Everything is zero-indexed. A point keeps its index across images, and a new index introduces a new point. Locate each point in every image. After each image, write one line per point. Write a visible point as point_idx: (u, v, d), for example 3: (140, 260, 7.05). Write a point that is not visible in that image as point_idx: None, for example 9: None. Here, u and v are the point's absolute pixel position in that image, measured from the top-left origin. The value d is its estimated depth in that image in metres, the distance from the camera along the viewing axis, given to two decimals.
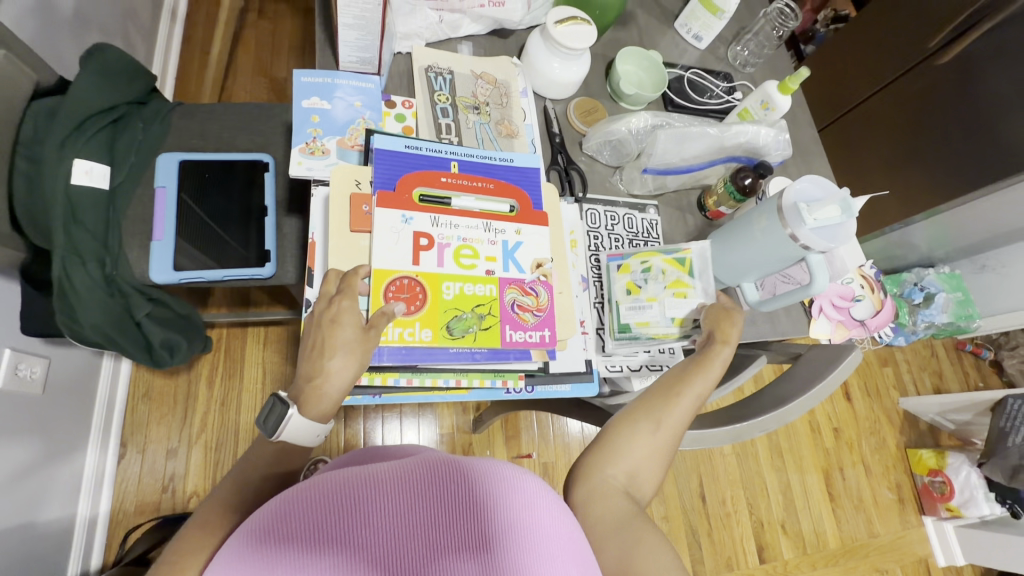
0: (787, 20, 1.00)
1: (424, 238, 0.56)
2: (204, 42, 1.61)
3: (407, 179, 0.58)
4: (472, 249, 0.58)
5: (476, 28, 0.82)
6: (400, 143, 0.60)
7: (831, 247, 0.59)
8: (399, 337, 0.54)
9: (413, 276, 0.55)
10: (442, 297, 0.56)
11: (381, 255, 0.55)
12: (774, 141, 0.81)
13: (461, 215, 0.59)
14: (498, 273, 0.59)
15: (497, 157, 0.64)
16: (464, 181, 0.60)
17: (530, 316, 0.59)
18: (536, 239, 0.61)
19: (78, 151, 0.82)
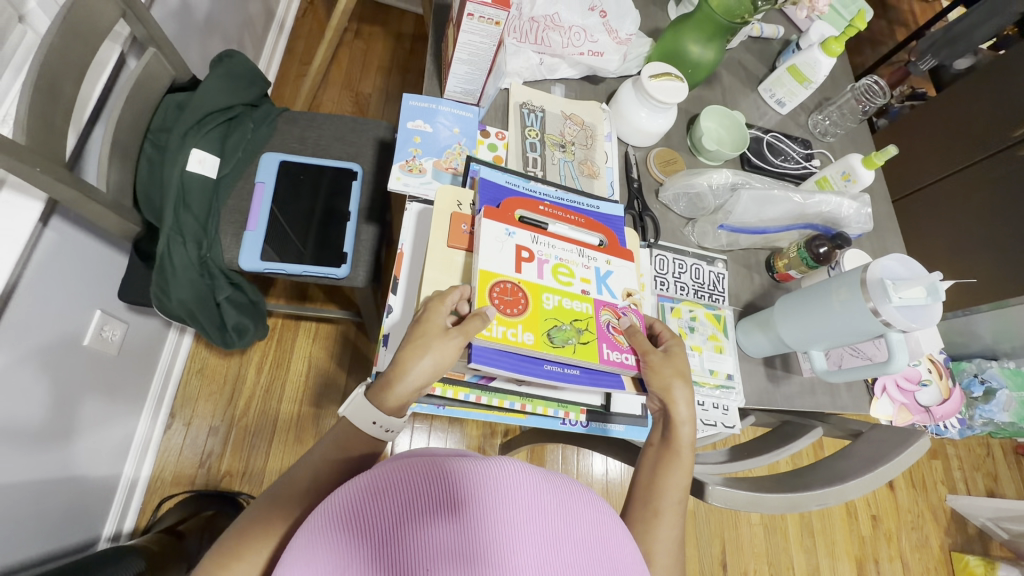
0: (875, 95, 1.00)
1: (526, 251, 0.59)
2: (304, 54, 1.76)
3: (511, 200, 0.62)
4: (569, 269, 0.61)
5: (571, 73, 0.87)
6: (502, 177, 0.66)
7: (913, 328, 0.59)
8: (503, 336, 0.55)
9: (515, 282, 0.57)
10: (543, 306, 0.58)
11: (488, 260, 0.57)
12: (855, 215, 0.81)
13: (559, 238, 0.62)
14: (592, 294, 0.61)
15: (585, 201, 0.69)
16: (559, 212, 0.65)
17: (623, 338, 0.61)
18: (625, 271, 0.64)
19: (195, 142, 0.90)
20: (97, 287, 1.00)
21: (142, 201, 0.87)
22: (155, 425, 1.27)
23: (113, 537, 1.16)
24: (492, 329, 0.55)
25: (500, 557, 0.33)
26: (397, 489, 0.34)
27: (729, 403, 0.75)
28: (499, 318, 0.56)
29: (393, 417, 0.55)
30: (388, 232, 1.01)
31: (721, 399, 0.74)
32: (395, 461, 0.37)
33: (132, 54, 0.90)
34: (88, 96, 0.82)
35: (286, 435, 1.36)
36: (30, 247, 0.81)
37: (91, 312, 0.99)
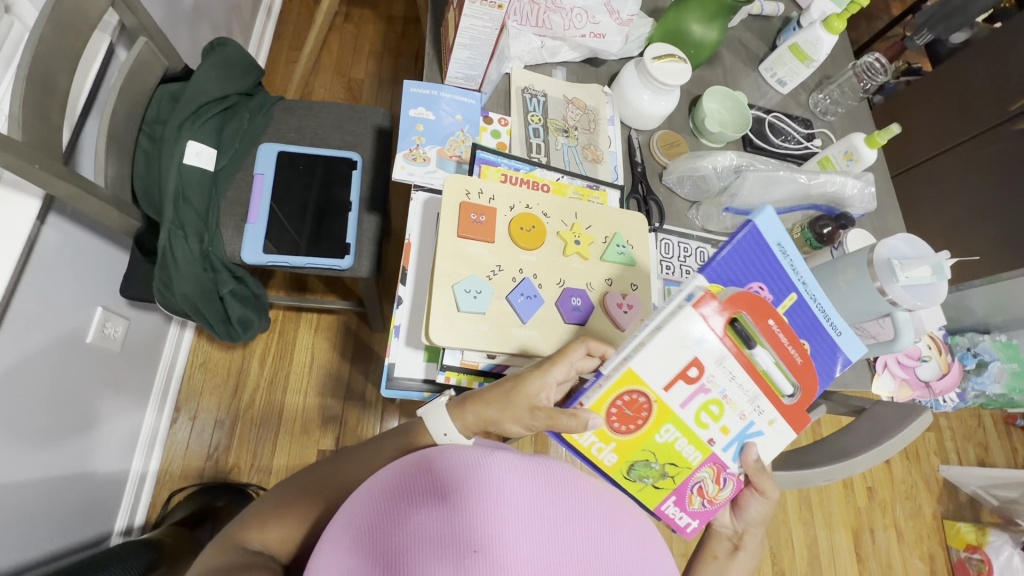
0: (876, 74, 1.00)
1: (693, 370, 0.48)
2: (293, 39, 1.71)
3: (741, 296, 0.49)
4: (719, 409, 0.50)
5: (572, 56, 0.86)
6: (771, 239, 0.58)
7: (918, 306, 0.60)
8: (587, 446, 0.51)
9: (650, 400, 0.49)
10: (652, 437, 0.50)
11: (644, 364, 0.48)
12: (859, 194, 0.81)
13: (748, 370, 0.48)
14: (714, 449, 0.51)
15: (829, 319, 0.57)
16: (781, 339, 0.50)
17: (697, 501, 0.53)
18: (778, 442, 0.51)
19: (192, 134, 0.88)
20: (97, 283, 0.99)
21: (140, 196, 0.85)
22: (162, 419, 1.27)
23: (125, 531, 1.17)
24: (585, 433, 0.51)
25: (497, 530, 0.37)
26: (410, 482, 0.40)
27: None
28: (602, 427, 0.51)
29: (461, 437, 0.56)
30: (389, 222, 1.01)
31: None
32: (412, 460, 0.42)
33: (121, 44, 0.88)
34: (80, 88, 0.80)
35: (292, 427, 1.36)
36: (30, 245, 0.80)
37: (93, 309, 0.98)
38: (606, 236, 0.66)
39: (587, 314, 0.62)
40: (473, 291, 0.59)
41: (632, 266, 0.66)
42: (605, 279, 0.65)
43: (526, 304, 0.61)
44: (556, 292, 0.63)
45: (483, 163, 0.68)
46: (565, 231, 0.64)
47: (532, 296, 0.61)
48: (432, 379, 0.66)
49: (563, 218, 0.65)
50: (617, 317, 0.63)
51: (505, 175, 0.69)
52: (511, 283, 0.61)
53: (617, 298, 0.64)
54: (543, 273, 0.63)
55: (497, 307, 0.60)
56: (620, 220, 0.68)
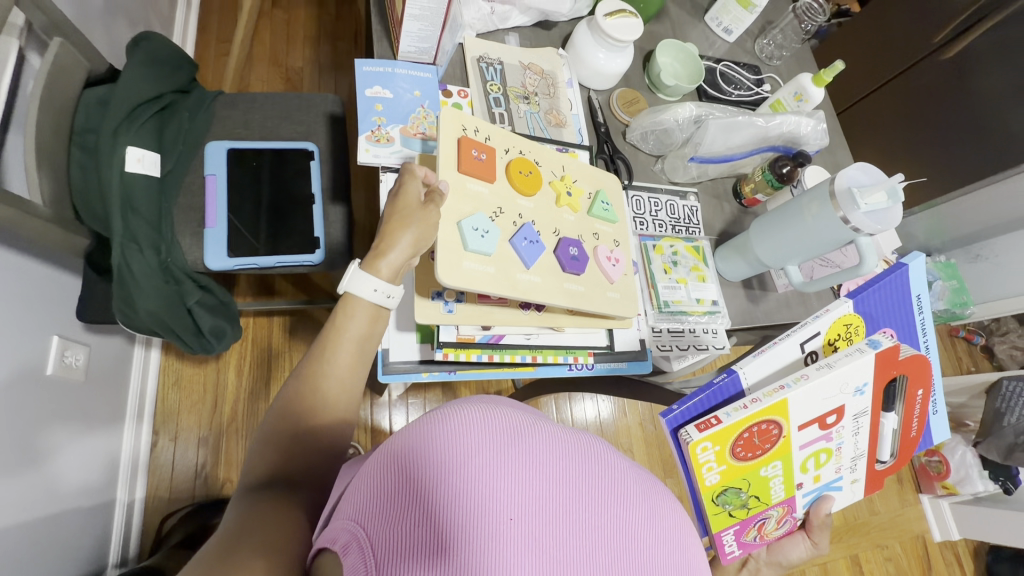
0: (812, 12, 1.05)
1: (831, 417, 0.53)
2: (219, 30, 1.60)
3: (922, 361, 0.56)
4: (826, 459, 0.55)
5: (523, 20, 0.84)
6: (913, 289, 0.63)
7: (878, 230, 0.64)
8: (702, 463, 0.50)
9: (779, 433, 0.51)
10: (758, 469, 0.52)
11: (797, 398, 0.50)
12: (813, 132, 0.85)
13: (871, 430, 0.55)
14: (796, 493, 0.56)
15: (937, 398, 0.64)
16: (909, 409, 0.58)
17: (751, 533, 0.56)
18: (846, 498, 0.58)
19: (130, 139, 0.82)
20: (47, 312, 0.92)
21: (83, 211, 0.79)
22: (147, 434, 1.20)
23: (120, 563, 1.12)
24: (706, 447, 0.50)
25: (524, 498, 0.37)
26: (441, 444, 0.38)
27: (717, 327, 0.78)
28: (725, 448, 0.50)
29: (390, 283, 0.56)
30: (355, 211, 0.98)
31: (710, 324, 0.78)
32: (442, 414, 0.40)
33: (31, 48, 0.80)
34: None
35: None
36: None
37: (49, 338, 0.92)
38: (590, 192, 0.67)
39: (584, 262, 0.63)
40: (481, 230, 0.57)
41: (615, 222, 0.68)
42: (593, 233, 0.66)
43: (529, 248, 0.59)
44: (554, 241, 0.62)
45: None
46: (556, 181, 0.65)
47: (537, 242, 0.60)
48: (427, 359, 0.66)
49: (553, 169, 0.66)
50: (605, 268, 0.64)
51: None
52: (513, 226, 0.60)
53: (605, 251, 0.65)
54: (541, 220, 0.63)
55: (501, 249, 0.58)
56: (595, 179, 0.68)
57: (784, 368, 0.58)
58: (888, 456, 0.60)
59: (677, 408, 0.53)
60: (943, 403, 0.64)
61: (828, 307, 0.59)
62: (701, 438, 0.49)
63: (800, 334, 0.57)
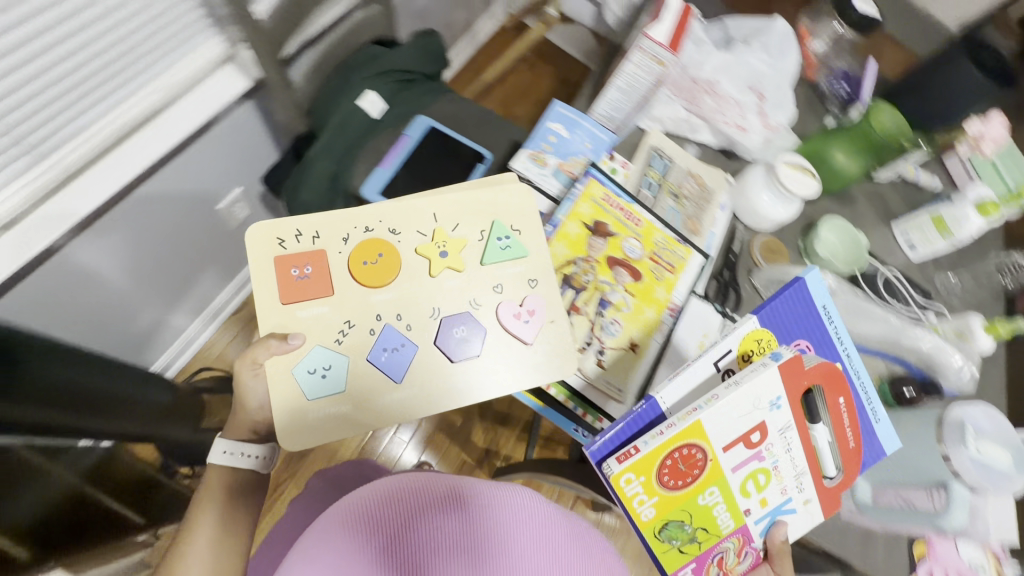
0: (1017, 272, 0.98)
1: (756, 433, 0.53)
2: (481, 65, 1.97)
3: (824, 368, 0.53)
4: (766, 479, 0.55)
5: (710, 139, 0.91)
6: (817, 301, 0.60)
7: (984, 489, 0.58)
8: (631, 494, 0.54)
9: (706, 455, 0.52)
10: (695, 497, 0.54)
11: (711, 419, 0.51)
12: (961, 369, 0.73)
13: (804, 445, 0.54)
14: (748, 521, 0.55)
15: (875, 407, 0.61)
16: (844, 419, 0.56)
17: (715, 571, 0.57)
18: (803, 521, 0.57)
19: (373, 86, 1.06)
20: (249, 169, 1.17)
21: (313, 113, 1.05)
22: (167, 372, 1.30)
23: None
24: (631, 478, 0.54)
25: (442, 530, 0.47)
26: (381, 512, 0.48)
27: None
28: (650, 477, 0.54)
29: (236, 441, 0.63)
30: None
31: None
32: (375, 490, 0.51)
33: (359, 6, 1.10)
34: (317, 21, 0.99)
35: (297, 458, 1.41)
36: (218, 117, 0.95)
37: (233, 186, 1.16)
38: (483, 233, 0.68)
39: (477, 337, 0.64)
40: (318, 371, 0.60)
41: (524, 258, 0.68)
42: (493, 289, 0.66)
43: (393, 363, 0.62)
44: (433, 322, 0.64)
45: (591, 177, 0.75)
46: (424, 245, 0.65)
47: (394, 351, 0.62)
48: None
49: (420, 232, 0.66)
50: (516, 328, 0.65)
51: (606, 196, 0.75)
52: (367, 334, 0.62)
53: (514, 307, 0.66)
54: (404, 304, 0.64)
55: (357, 367, 0.62)
56: (485, 214, 0.68)
57: (703, 389, 0.57)
58: (834, 472, 0.57)
59: (597, 441, 0.56)
60: (886, 412, 0.60)
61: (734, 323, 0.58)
62: (622, 470, 0.53)
63: (712, 353, 0.56)
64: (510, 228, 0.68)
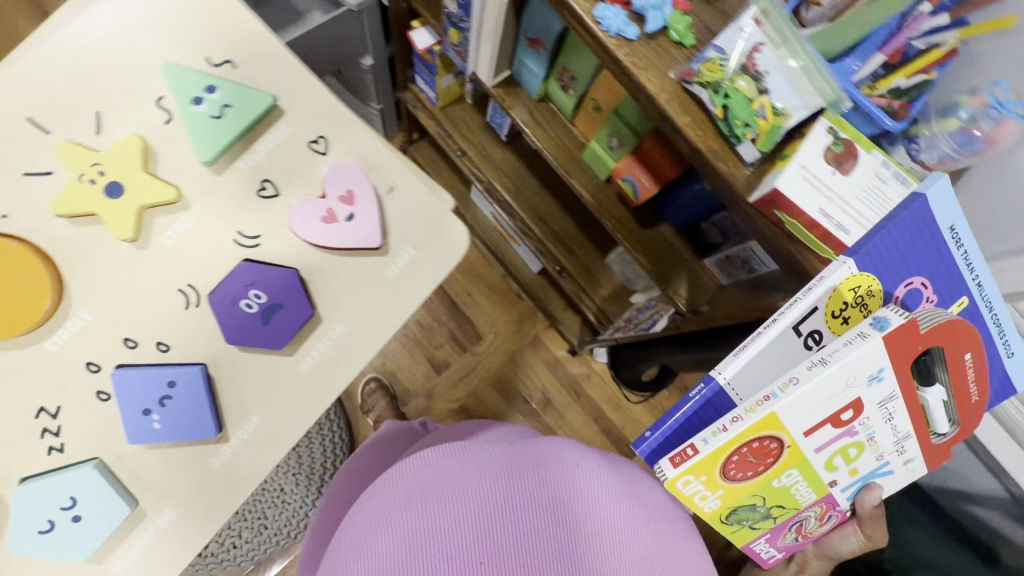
0: None
1: (846, 412, 0.52)
2: None
3: (941, 326, 0.50)
4: (855, 452, 0.56)
5: None
6: (941, 217, 0.53)
7: None
8: (694, 494, 0.58)
9: (778, 444, 0.53)
10: (772, 481, 0.57)
11: (786, 410, 0.50)
12: None
13: (913, 416, 0.53)
14: (832, 491, 0.59)
15: (1000, 318, 0.58)
16: (973, 370, 0.55)
17: (792, 536, 0.66)
18: (902, 475, 0.59)
19: None
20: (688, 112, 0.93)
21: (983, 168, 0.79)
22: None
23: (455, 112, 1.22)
24: (688, 480, 0.56)
25: (437, 488, 0.58)
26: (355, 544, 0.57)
27: None
28: (711, 476, 0.56)
29: None
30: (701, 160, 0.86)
31: None
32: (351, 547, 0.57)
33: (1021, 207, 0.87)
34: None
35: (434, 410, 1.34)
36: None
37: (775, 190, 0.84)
38: (168, 111, 0.45)
39: (284, 294, 0.48)
40: (70, 515, 0.43)
41: (265, 98, 0.47)
42: (263, 191, 0.48)
43: (293, 304, 0.48)
44: (207, 297, 0.47)
45: None
46: (65, 189, 0.43)
47: (283, 304, 0.48)
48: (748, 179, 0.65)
49: (37, 172, 0.42)
50: (350, 230, 0.50)
51: None
52: (97, 401, 0.44)
53: (322, 206, 0.49)
54: (127, 278, 0.45)
55: (125, 449, 0.45)
56: (149, 78, 0.45)
57: (773, 347, 0.56)
58: (945, 430, 0.58)
59: (649, 440, 0.60)
60: (1020, 344, 0.58)
61: (823, 275, 0.53)
62: (674, 473, 0.56)
63: (792, 314, 0.54)
64: (208, 68, 0.46)
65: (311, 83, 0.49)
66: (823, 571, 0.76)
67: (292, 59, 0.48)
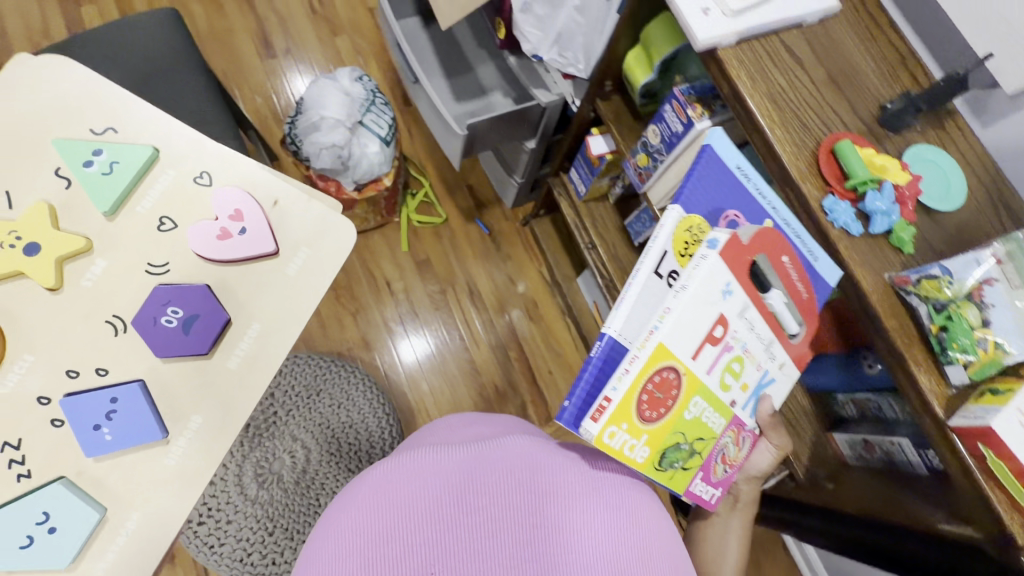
0: None
1: (716, 329, 0.56)
2: None
3: (765, 236, 0.58)
4: (737, 365, 0.60)
5: None
6: (730, 160, 0.66)
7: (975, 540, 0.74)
8: (623, 446, 0.54)
9: (677, 372, 0.55)
10: (682, 414, 0.57)
11: (669, 338, 0.53)
12: None
13: (762, 317, 0.59)
14: (733, 410, 0.62)
15: (806, 242, 0.64)
16: (797, 276, 0.61)
17: (721, 469, 0.64)
18: (779, 384, 0.64)
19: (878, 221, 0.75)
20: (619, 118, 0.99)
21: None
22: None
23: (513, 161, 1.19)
24: (615, 431, 0.54)
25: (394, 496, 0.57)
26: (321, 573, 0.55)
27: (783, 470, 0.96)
28: (631, 423, 0.54)
29: None
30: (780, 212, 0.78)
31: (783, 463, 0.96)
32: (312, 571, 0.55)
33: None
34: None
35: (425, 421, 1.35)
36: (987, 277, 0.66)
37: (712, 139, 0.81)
38: (66, 178, 0.55)
39: (196, 307, 0.56)
40: (48, 528, 0.50)
41: (146, 150, 0.57)
42: (161, 226, 0.57)
43: (207, 312, 0.56)
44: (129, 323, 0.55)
45: None
46: None
47: (199, 315, 0.56)
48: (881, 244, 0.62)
49: None
50: (241, 240, 0.58)
51: None
52: (52, 428, 0.52)
53: (214, 225, 0.58)
54: (59, 319, 0.53)
55: (84, 464, 0.53)
56: (49, 156, 0.55)
57: (646, 299, 0.60)
58: (796, 328, 0.63)
59: (568, 407, 0.58)
60: (821, 250, 0.64)
61: (660, 220, 0.62)
62: (600, 426, 0.53)
63: (649, 263, 0.60)
64: (94, 138, 0.56)
65: (186, 132, 0.59)
66: (755, 498, 0.74)
67: (164, 117, 0.59)
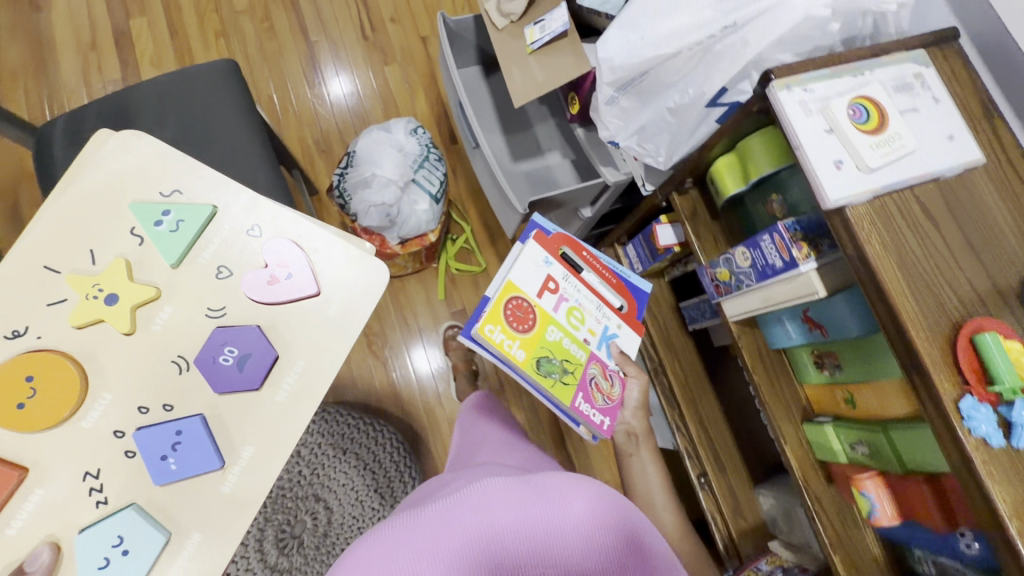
0: None
1: (552, 283, 0.90)
2: None
3: (562, 239, 0.93)
4: (579, 315, 0.91)
5: None
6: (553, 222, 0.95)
7: None
8: (501, 343, 0.85)
9: (528, 305, 0.87)
10: (544, 336, 0.87)
11: (518, 280, 0.88)
12: None
13: (586, 287, 0.92)
14: (591, 347, 0.91)
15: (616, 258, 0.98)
16: (597, 264, 0.95)
17: (600, 397, 0.89)
18: (625, 337, 0.94)
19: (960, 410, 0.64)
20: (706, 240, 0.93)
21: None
22: (741, 42, 0.67)
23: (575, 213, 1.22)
24: (493, 330, 0.85)
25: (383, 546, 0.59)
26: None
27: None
28: (503, 327, 0.85)
29: None
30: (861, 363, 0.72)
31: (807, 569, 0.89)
32: None
33: None
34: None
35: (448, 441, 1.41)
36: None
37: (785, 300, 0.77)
38: (140, 234, 0.63)
39: (249, 347, 0.62)
40: (121, 548, 0.56)
41: (207, 209, 0.64)
42: (219, 274, 0.64)
43: (260, 351, 0.62)
44: (191, 362, 0.62)
45: None
46: (79, 305, 0.60)
47: (252, 353, 0.62)
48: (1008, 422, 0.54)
49: (60, 298, 0.60)
50: (285, 287, 0.65)
51: None
52: (125, 458, 0.58)
53: (266, 272, 0.64)
54: (132, 358, 0.60)
55: (151, 488, 0.59)
56: (126, 215, 0.63)
57: None
58: (620, 301, 0.95)
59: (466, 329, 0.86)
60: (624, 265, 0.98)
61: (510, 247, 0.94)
62: (484, 327, 0.84)
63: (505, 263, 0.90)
64: (163, 199, 0.64)
65: (242, 192, 0.66)
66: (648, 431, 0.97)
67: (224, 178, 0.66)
